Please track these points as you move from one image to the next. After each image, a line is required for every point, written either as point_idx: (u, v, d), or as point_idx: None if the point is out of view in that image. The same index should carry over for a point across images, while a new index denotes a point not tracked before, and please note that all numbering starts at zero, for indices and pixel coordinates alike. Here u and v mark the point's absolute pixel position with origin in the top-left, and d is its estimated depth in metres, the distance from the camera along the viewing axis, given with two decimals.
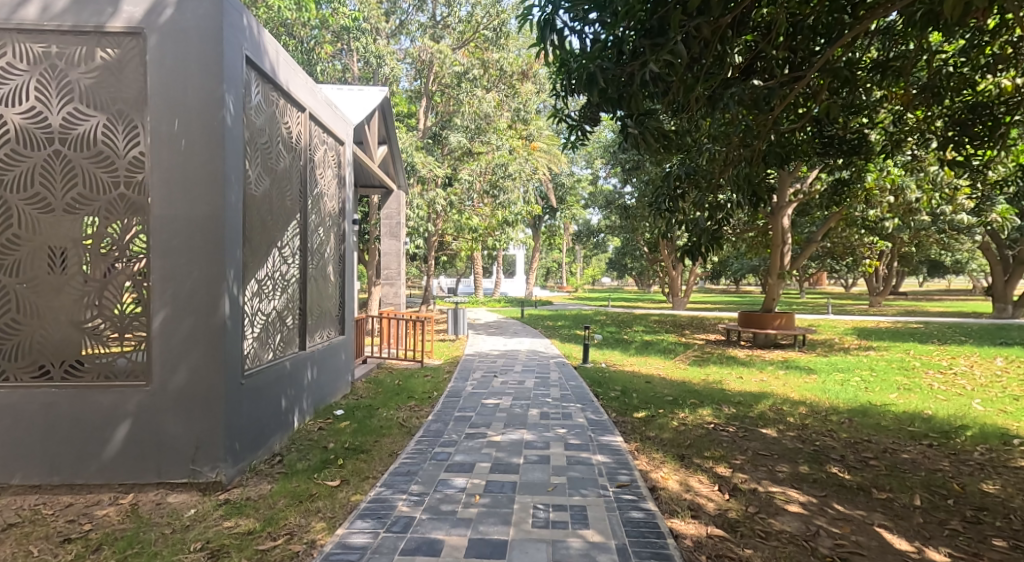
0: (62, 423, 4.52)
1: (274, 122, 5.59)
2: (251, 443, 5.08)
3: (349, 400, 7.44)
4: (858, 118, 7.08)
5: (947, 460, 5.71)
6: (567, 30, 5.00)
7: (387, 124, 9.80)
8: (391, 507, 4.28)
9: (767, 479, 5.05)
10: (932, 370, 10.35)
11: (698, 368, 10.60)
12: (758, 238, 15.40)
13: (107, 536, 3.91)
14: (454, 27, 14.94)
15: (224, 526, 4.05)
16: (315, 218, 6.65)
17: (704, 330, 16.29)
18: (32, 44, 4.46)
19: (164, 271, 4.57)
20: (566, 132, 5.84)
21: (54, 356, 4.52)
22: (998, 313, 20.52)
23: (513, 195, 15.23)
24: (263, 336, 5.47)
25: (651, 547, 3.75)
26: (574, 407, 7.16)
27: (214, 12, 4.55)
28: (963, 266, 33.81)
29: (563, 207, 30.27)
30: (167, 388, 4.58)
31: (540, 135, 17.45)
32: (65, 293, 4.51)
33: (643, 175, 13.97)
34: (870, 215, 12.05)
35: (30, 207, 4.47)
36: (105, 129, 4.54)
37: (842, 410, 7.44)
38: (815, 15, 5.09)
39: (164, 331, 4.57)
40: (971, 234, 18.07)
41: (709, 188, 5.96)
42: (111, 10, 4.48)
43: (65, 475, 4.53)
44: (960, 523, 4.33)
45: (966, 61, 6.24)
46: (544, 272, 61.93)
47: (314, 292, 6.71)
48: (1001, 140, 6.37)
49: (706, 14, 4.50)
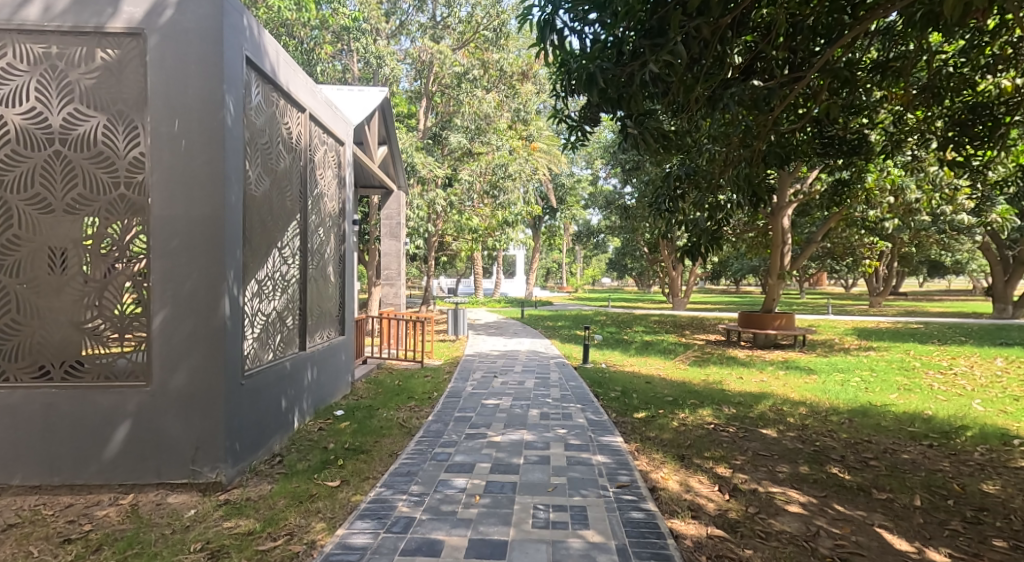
0: (63, 423, 4.52)
1: (274, 122, 5.59)
2: (251, 443, 5.08)
3: (349, 401, 7.44)
4: (858, 118, 7.08)
5: (947, 460, 5.72)
6: (566, 30, 5.01)
7: (387, 124, 9.79)
8: (391, 507, 4.28)
9: (767, 479, 5.06)
10: (932, 370, 10.36)
11: (698, 368, 10.63)
12: (758, 238, 15.40)
13: (107, 536, 3.91)
14: (454, 27, 14.92)
15: (224, 526, 4.05)
16: (315, 218, 6.65)
17: (704, 330, 16.33)
18: (32, 45, 4.47)
19: (165, 271, 4.57)
20: (567, 132, 5.84)
21: (54, 356, 4.52)
22: (998, 314, 20.54)
23: (513, 195, 15.25)
24: (263, 337, 5.47)
25: (651, 547, 3.75)
26: (574, 407, 7.18)
27: (215, 13, 4.56)
28: (963, 266, 33.79)
29: (563, 207, 30.28)
30: (167, 388, 4.59)
31: (540, 135, 17.45)
32: (65, 293, 4.51)
33: (643, 175, 13.96)
34: (871, 215, 12.03)
35: (30, 208, 4.47)
36: (105, 130, 4.54)
37: (842, 410, 7.46)
38: (815, 16, 5.07)
39: (164, 332, 4.57)
40: (971, 234, 18.05)
41: (709, 189, 5.95)
42: (111, 10, 4.48)
43: (65, 475, 4.53)
44: (960, 523, 4.34)
45: (965, 61, 6.25)
46: (543, 272, 61.95)
47: (314, 293, 6.71)
48: (1001, 140, 6.37)
49: (706, 14, 4.49)
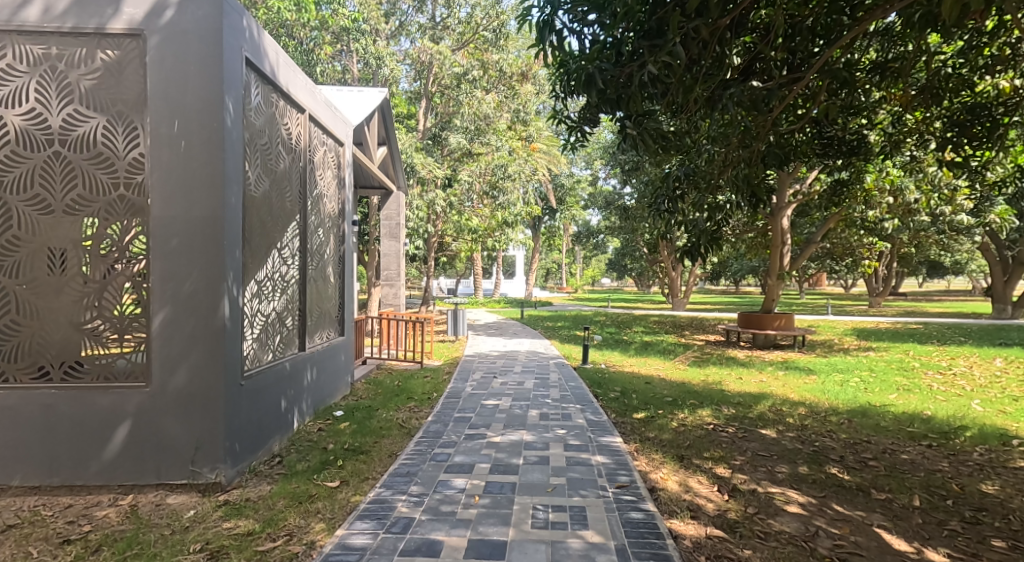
0: (62, 424, 4.52)
1: (274, 123, 5.60)
2: (251, 443, 5.08)
3: (349, 401, 7.46)
4: (857, 119, 7.09)
5: (946, 460, 5.73)
6: (565, 31, 5.02)
7: (386, 125, 9.81)
8: (391, 508, 4.28)
9: (767, 479, 5.06)
10: (932, 370, 10.39)
11: (698, 368, 10.67)
12: (757, 238, 15.41)
13: (106, 536, 3.91)
14: (454, 28, 14.91)
15: (224, 527, 4.05)
16: (314, 219, 6.67)
17: (704, 330, 16.40)
18: (32, 45, 4.47)
19: (164, 272, 4.57)
20: (566, 133, 5.84)
21: (54, 356, 4.52)
22: (997, 314, 20.58)
23: (513, 196, 15.25)
24: (263, 337, 5.48)
25: (651, 548, 3.75)
26: (574, 407, 7.19)
27: (215, 14, 4.57)
28: (962, 266, 33.78)
29: (563, 208, 30.30)
30: (168, 388, 4.59)
31: (540, 135, 17.48)
32: (65, 294, 4.51)
33: (643, 176, 13.95)
34: (870, 215, 11.88)
35: (30, 209, 4.47)
36: (105, 130, 4.54)
37: (841, 410, 7.49)
38: (814, 17, 5.15)
39: (164, 333, 4.57)
40: (971, 235, 18.06)
41: (709, 190, 5.94)
42: (111, 11, 4.49)
43: (64, 475, 4.53)
44: (959, 523, 4.34)
45: (964, 62, 6.26)
46: (544, 273, 61.91)
47: (314, 294, 6.71)
48: (1000, 141, 6.36)
49: (706, 15, 4.48)
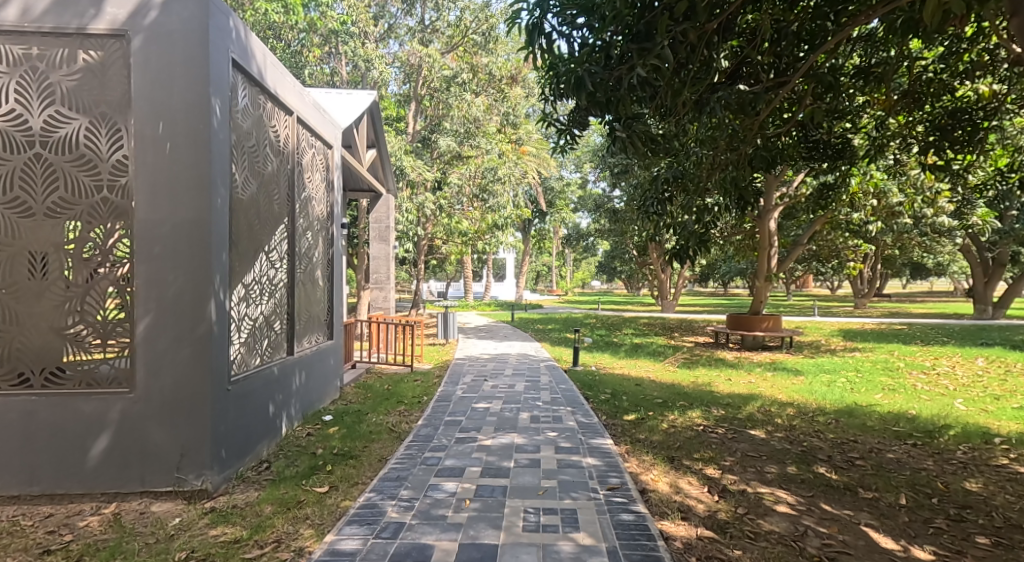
0: (42, 431, 4.44)
1: (261, 125, 5.55)
2: (238, 448, 5.03)
3: (338, 406, 7.40)
4: (841, 124, 7.14)
5: (931, 459, 5.77)
6: (555, 34, 5.01)
7: (375, 127, 9.74)
8: (381, 513, 4.24)
9: (756, 480, 5.09)
10: (916, 370, 10.52)
11: (687, 370, 10.75)
12: (745, 240, 15.44)
13: (88, 546, 3.84)
14: (442, 31, 15.25)
15: (210, 535, 4.00)
16: (302, 222, 6.62)
17: (693, 332, 16.55)
18: (12, 45, 4.40)
19: (148, 276, 4.51)
20: (555, 136, 5.78)
21: (34, 363, 4.45)
22: (979, 314, 20.97)
23: (502, 199, 14.88)
24: (251, 341, 5.41)
25: (642, 550, 3.75)
26: (564, 410, 7.15)
27: (201, 13, 4.54)
28: (943, 267, 34.16)
29: (552, 211, 30.75)
30: (152, 395, 4.53)
31: (531, 139, 17.74)
32: (46, 298, 4.44)
33: (632, 179, 14.00)
34: (855, 217, 12.26)
35: (9, 212, 4.40)
36: (87, 132, 4.48)
37: (829, 410, 7.56)
38: (798, 22, 5.26)
39: (148, 338, 4.51)
40: (953, 237, 18.33)
41: (697, 192, 6.07)
42: (94, 11, 4.43)
43: (44, 484, 4.44)
44: (944, 521, 4.39)
45: (945, 67, 6.43)
46: (535, 276, 62.36)
47: (302, 297, 6.65)
48: (981, 144, 6.52)
49: (694, 19, 4.52)
